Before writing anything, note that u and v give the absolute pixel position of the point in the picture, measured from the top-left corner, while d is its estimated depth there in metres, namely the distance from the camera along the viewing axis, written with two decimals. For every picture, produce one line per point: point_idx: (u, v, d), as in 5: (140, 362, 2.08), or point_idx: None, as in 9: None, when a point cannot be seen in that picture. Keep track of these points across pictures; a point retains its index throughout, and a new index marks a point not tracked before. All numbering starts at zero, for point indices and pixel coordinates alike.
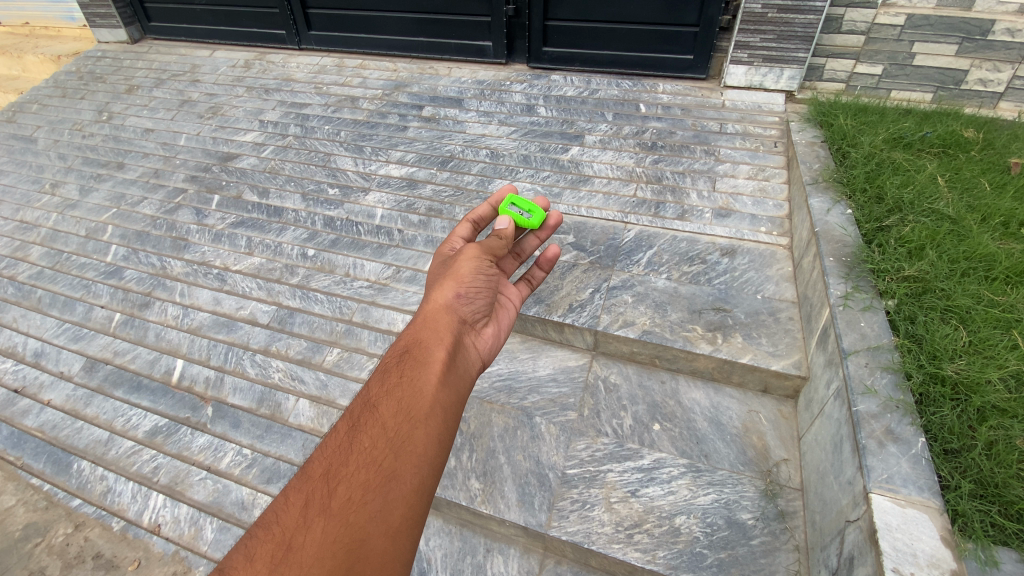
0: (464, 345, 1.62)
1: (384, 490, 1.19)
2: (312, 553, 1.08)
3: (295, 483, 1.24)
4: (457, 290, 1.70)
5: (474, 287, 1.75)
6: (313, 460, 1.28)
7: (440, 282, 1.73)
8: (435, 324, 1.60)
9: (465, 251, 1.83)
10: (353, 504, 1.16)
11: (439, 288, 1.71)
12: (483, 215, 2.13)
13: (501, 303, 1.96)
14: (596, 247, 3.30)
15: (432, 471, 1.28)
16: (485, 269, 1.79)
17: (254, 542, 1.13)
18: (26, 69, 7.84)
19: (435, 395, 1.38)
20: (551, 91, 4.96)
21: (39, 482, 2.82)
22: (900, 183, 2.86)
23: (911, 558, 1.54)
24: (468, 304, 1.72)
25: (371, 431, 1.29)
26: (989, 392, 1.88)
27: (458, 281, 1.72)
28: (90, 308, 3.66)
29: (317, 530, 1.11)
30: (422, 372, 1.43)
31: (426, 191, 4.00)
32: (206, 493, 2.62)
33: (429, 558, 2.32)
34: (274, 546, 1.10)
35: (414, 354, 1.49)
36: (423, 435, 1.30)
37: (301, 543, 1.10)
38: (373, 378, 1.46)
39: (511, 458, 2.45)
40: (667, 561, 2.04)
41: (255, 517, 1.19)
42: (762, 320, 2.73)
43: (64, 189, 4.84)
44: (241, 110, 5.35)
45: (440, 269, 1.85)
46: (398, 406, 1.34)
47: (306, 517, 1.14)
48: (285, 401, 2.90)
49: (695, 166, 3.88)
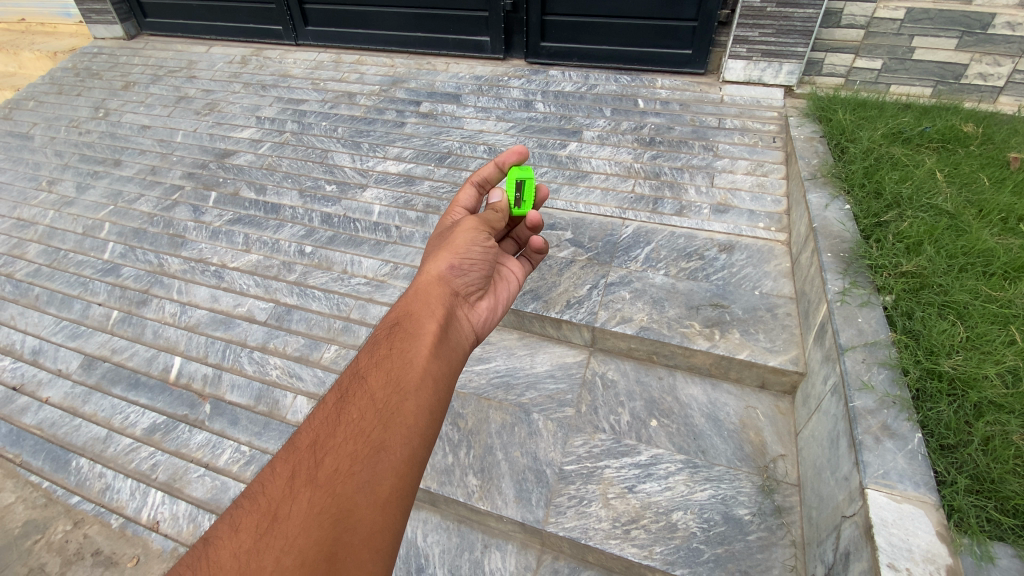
0: (457, 318, 1.62)
1: (372, 461, 1.19)
2: (299, 523, 1.07)
3: (282, 454, 1.23)
4: (452, 261, 1.70)
5: (469, 260, 1.74)
6: (301, 431, 1.28)
7: (434, 253, 1.73)
8: (427, 295, 1.59)
9: (464, 223, 1.82)
10: (341, 474, 1.15)
11: (433, 259, 1.70)
12: (489, 176, 2.10)
13: (500, 280, 1.95)
14: (594, 244, 3.29)
15: (423, 442, 1.27)
16: (477, 238, 1.77)
17: (239, 512, 1.12)
18: (21, 65, 7.80)
19: (426, 367, 1.38)
20: (549, 86, 4.94)
21: (38, 479, 2.82)
22: (898, 178, 2.85)
23: (907, 554, 1.54)
24: (461, 276, 1.71)
25: (359, 403, 1.29)
26: (986, 388, 1.89)
27: (452, 253, 1.71)
28: (87, 306, 3.66)
29: (303, 500, 1.11)
30: (413, 344, 1.43)
31: (424, 187, 3.99)
32: (205, 490, 2.61)
33: (427, 555, 2.31)
34: (260, 515, 1.10)
35: (406, 325, 1.49)
36: (413, 405, 1.30)
37: (287, 513, 1.09)
38: (363, 351, 1.47)
39: (509, 454, 2.45)
40: (665, 556, 2.05)
41: (242, 489, 1.19)
42: (760, 316, 2.73)
43: (61, 187, 4.82)
44: (238, 107, 5.32)
45: (437, 241, 1.84)
46: (387, 378, 1.34)
47: (293, 488, 1.13)
48: (283, 398, 2.90)
49: (693, 161, 3.86)
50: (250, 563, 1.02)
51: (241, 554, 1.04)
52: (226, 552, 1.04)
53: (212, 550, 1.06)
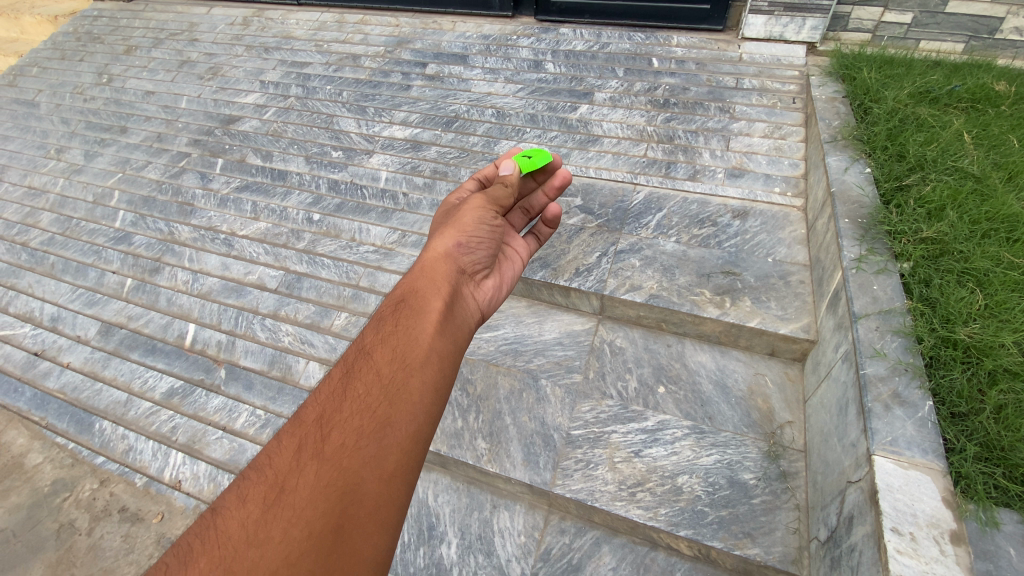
0: (463, 296, 1.61)
1: (378, 436, 1.20)
2: (305, 495, 1.10)
3: (290, 428, 1.26)
4: (459, 239, 1.68)
5: (476, 238, 1.72)
6: (309, 406, 1.31)
7: (441, 230, 1.71)
8: (432, 273, 1.58)
9: (470, 202, 1.80)
10: (347, 449, 1.17)
11: (439, 236, 1.68)
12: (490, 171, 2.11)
13: (505, 257, 1.93)
14: (604, 210, 3.23)
15: (427, 418, 1.28)
16: (483, 216, 1.75)
17: (248, 484, 1.15)
18: (24, 31, 7.71)
19: (431, 344, 1.38)
20: (559, 45, 4.75)
21: (63, 441, 2.92)
22: (923, 140, 2.73)
23: (911, 518, 1.55)
24: (468, 254, 1.69)
25: (365, 378, 1.31)
26: (1002, 356, 1.85)
27: (460, 231, 1.69)
28: (102, 274, 3.71)
29: (309, 474, 1.13)
30: (418, 320, 1.42)
31: (431, 153, 3.92)
32: (223, 452, 2.70)
33: (437, 514, 2.38)
34: (267, 487, 1.13)
35: (411, 302, 1.48)
36: (419, 382, 1.30)
37: (293, 486, 1.11)
38: (368, 328, 1.49)
39: (517, 419, 2.48)
40: (669, 517, 2.07)
41: (250, 462, 1.22)
42: (772, 284, 2.69)
43: (70, 155, 4.82)
44: (241, 71, 5.21)
45: (443, 219, 1.83)
46: (393, 355, 1.35)
47: (300, 461, 1.16)
48: (295, 363, 2.95)
49: (708, 124, 3.74)
50: (258, 534, 1.05)
51: (249, 525, 1.07)
52: (234, 524, 1.07)
53: (222, 519, 1.09)
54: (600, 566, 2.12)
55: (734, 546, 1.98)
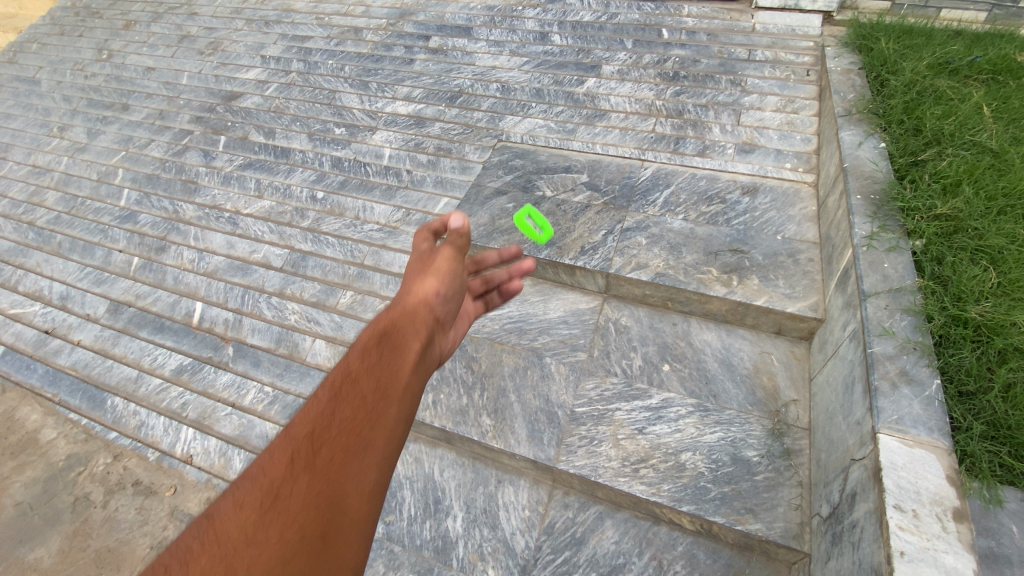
0: (434, 348, 1.47)
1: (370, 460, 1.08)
2: (295, 512, 0.97)
3: (278, 441, 1.13)
4: (438, 285, 1.54)
5: (451, 289, 1.57)
6: (295, 421, 1.16)
7: (418, 275, 1.58)
8: (412, 317, 1.44)
9: (444, 250, 1.63)
10: (337, 466, 1.05)
11: (418, 282, 1.55)
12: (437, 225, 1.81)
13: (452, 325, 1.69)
14: (610, 187, 3.18)
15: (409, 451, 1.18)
16: (457, 267, 1.62)
17: (236, 495, 1.02)
18: (23, 6, 7.61)
19: (411, 381, 1.27)
20: (566, 16, 4.61)
21: (77, 416, 2.97)
22: (941, 113, 2.64)
23: (914, 496, 1.55)
24: (445, 302, 1.54)
25: (352, 401, 1.18)
26: (1013, 334, 1.83)
27: (439, 276, 1.55)
28: (109, 252, 3.73)
29: (302, 485, 1.01)
30: (400, 355, 1.31)
31: (434, 129, 3.86)
32: (233, 427, 2.74)
33: (443, 488, 2.41)
34: (261, 496, 1.01)
35: (393, 338, 1.35)
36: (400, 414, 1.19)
37: (287, 495, 0.99)
38: (351, 353, 1.34)
39: (521, 396, 2.49)
40: (672, 493, 2.09)
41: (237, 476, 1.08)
42: (780, 262, 2.65)
43: (72, 133, 4.79)
44: (242, 46, 5.12)
45: (414, 264, 1.66)
46: (379, 384, 1.22)
47: (292, 473, 1.04)
48: (302, 341, 2.97)
49: (719, 98, 3.64)
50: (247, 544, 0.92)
51: (244, 529, 0.95)
52: (227, 528, 0.96)
53: (213, 526, 0.97)
54: (603, 539, 2.15)
55: (736, 521, 1.99)
